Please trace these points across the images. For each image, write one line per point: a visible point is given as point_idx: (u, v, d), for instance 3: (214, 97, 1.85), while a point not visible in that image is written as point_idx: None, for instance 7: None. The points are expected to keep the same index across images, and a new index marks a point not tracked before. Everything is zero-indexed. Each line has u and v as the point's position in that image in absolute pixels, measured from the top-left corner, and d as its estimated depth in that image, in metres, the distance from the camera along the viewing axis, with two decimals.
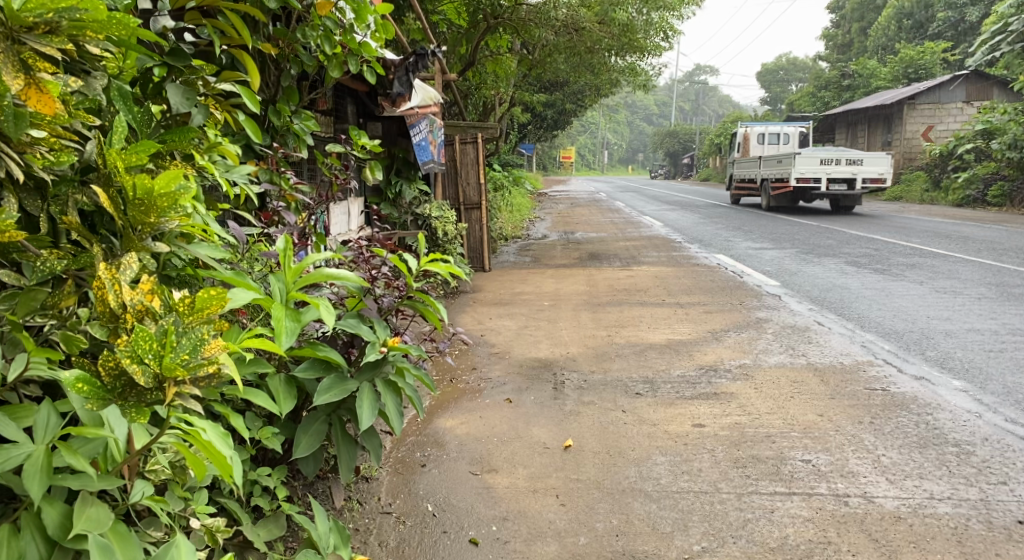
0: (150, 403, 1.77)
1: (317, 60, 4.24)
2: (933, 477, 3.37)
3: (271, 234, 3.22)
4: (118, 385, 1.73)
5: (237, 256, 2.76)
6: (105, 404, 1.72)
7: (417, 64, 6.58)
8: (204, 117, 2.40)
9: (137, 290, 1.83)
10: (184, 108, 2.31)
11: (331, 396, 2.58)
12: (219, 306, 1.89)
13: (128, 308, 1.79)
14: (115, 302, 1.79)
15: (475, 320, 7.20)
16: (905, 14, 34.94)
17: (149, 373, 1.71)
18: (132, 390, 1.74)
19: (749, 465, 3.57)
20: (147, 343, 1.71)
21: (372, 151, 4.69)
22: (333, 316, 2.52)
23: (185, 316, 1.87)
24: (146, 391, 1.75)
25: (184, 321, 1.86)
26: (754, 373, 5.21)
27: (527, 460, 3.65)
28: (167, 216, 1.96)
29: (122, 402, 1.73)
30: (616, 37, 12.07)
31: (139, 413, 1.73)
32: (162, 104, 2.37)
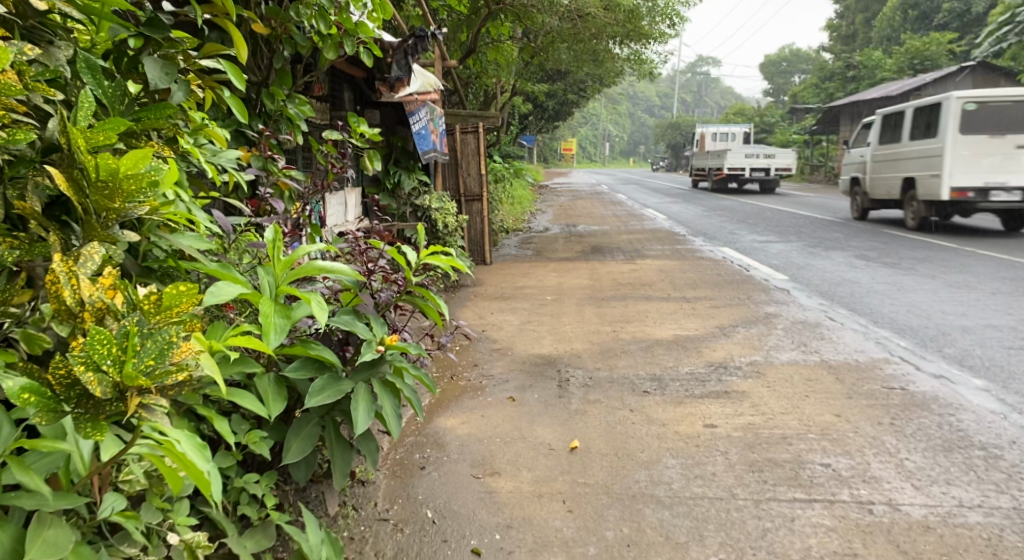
0: (109, 416, 1.64)
1: (311, 42, 4.06)
2: (960, 483, 3.21)
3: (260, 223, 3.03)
4: (72, 395, 1.61)
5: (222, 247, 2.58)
6: (56, 415, 1.59)
7: (417, 47, 6.16)
8: (184, 95, 2.31)
9: (98, 286, 1.73)
10: (162, 84, 2.15)
11: (324, 398, 2.41)
12: (191, 302, 1.75)
13: (87, 306, 1.70)
14: (73, 299, 1.69)
15: (476, 314, 7.02)
16: (911, 5, 34.64)
17: (107, 382, 1.60)
18: (89, 401, 1.62)
19: (765, 469, 3.40)
20: (104, 347, 1.58)
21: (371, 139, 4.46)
22: (326, 313, 2.34)
23: (151, 316, 1.72)
24: (104, 403, 1.63)
25: (149, 322, 1.71)
26: (766, 371, 5.03)
27: (531, 462, 3.47)
28: (134, 200, 1.83)
29: (76, 414, 1.61)
30: (621, 24, 11.85)
31: (96, 428, 1.60)
32: (139, 80, 2.21)
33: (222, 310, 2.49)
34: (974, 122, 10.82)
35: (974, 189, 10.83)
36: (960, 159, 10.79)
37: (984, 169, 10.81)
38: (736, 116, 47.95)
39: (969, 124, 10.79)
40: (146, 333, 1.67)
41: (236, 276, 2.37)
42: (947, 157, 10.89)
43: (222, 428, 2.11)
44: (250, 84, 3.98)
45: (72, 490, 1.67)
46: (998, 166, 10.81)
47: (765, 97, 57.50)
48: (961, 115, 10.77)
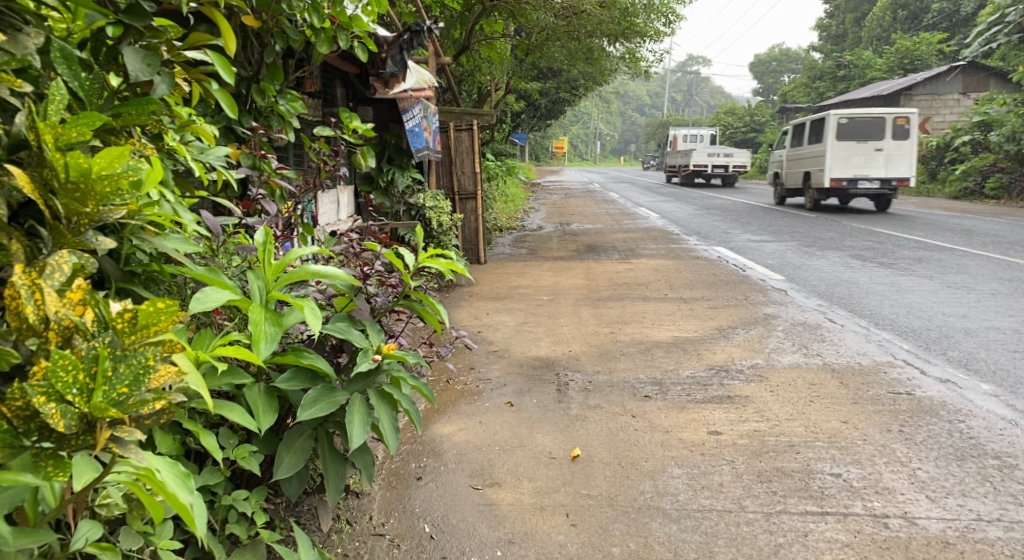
0: (76, 450, 1.60)
1: (303, 35, 3.93)
2: (976, 495, 3.11)
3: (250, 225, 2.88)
4: (32, 427, 1.57)
5: (210, 250, 2.44)
6: (15, 449, 1.55)
7: (412, 42, 5.98)
8: (167, 87, 2.12)
9: (65, 301, 1.65)
10: (145, 77, 2.02)
11: (317, 411, 2.27)
12: (168, 320, 1.73)
13: (53, 324, 1.63)
14: (36, 316, 1.62)
15: (472, 315, 6.90)
16: (901, 5, 34.71)
17: (72, 414, 1.55)
18: (52, 434, 1.58)
19: (774, 479, 3.28)
20: (68, 374, 1.54)
21: (365, 136, 4.32)
22: (319, 321, 2.21)
23: (124, 335, 1.69)
24: (70, 437, 1.58)
25: (123, 341, 1.69)
26: (767, 375, 4.92)
27: (532, 472, 3.35)
28: (109, 202, 1.76)
29: (37, 450, 1.57)
30: (616, 21, 11.73)
31: (59, 469, 1.57)
32: (118, 71, 2.10)
33: (211, 315, 2.36)
34: (845, 132, 14.94)
35: (846, 180, 15.05)
36: (837, 157, 14.86)
37: (854, 165, 14.94)
38: (727, 115, 47.95)
39: (843, 134, 14.94)
40: (120, 357, 1.63)
41: (224, 281, 2.23)
42: (829, 157, 14.98)
43: (208, 444, 1.98)
44: (240, 79, 3.83)
45: (39, 523, 1.57)
46: (862, 164, 14.98)
47: (755, 96, 57.56)
48: (837, 127, 14.89)
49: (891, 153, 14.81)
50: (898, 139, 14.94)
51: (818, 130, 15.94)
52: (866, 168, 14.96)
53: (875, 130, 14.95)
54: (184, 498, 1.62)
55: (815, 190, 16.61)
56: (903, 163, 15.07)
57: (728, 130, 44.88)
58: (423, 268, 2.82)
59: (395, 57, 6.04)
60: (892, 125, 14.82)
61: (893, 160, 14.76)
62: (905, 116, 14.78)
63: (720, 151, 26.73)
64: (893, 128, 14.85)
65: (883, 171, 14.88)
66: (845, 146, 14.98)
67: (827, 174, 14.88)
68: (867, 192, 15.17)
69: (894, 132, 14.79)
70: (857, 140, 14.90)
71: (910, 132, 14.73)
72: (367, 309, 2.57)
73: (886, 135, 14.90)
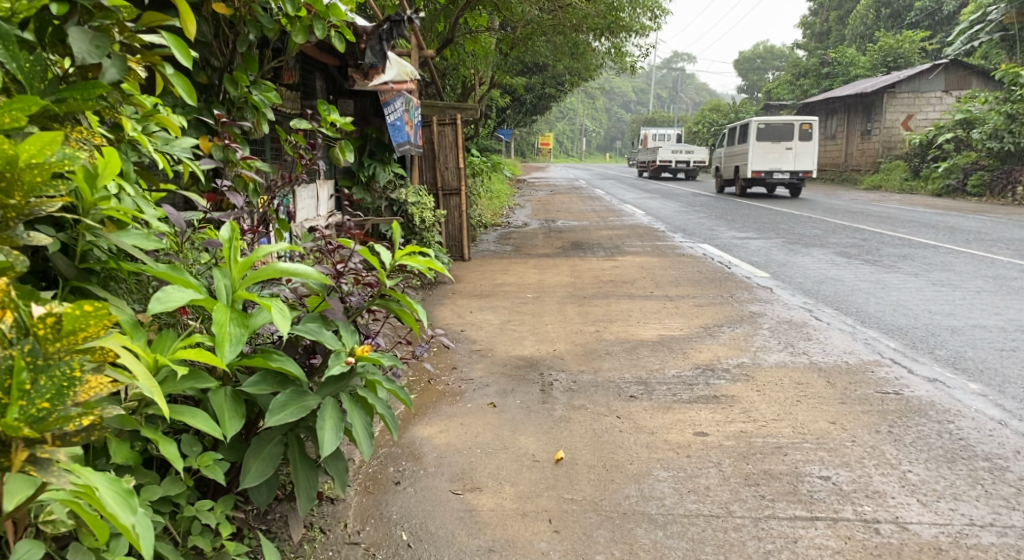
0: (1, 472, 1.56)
1: (279, 24, 3.77)
2: (968, 499, 3.04)
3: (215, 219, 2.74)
4: None
5: (173, 246, 2.32)
6: None
7: (390, 31, 5.78)
8: (119, 71, 2.06)
9: None
10: (92, 58, 1.96)
11: (285, 417, 2.16)
12: (97, 325, 1.67)
13: None
14: None
15: (455, 313, 6.79)
16: (884, 3, 34.89)
17: None
18: None
19: (762, 483, 3.20)
20: None
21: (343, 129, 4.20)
22: (289, 322, 2.10)
23: (47, 341, 1.65)
24: None
25: (45, 348, 1.65)
26: (754, 374, 4.84)
27: (514, 476, 3.25)
28: (39, 192, 1.76)
29: None
30: (601, 15, 11.64)
31: None
32: (63, 53, 2.05)
33: (176, 315, 2.25)
34: (761, 136, 18.87)
35: (764, 172, 18.92)
36: (755, 155, 18.86)
37: (769, 161, 18.89)
38: (712, 112, 48.02)
39: (759, 137, 18.90)
40: (42, 367, 1.59)
41: (187, 280, 2.11)
42: (749, 155, 18.98)
43: (168, 452, 1.88)
44: (211, 70, 3.75)
45: None
46: (776, 160, 19.04)
47: (740, 93, 57.69)
48: (756, 131, 18.72)
49: (800, 150, 18.57)
50: (806, 140, 18.65)
51: (736, 138, 20.47)
52: (779, 163, 18.93)
53: (787, 133, 18.71)
54: (124, 519, 1.59)
55: (749, 179, 19.66)
56: (807, 160, 19.00)
57: (713, 127, 44.93)
58: (400, 266, 2.71)
59: (374, 48, 5.84)
60: (798, 129, 18.64)
61: (802, 155, 18.54)
62: (809, 122, 18.49)
63: (682, 149, 30.40)
64: (800, 132, 18.58)
65: (791, 164, 18.83)
66: (761, 146, 18.99)
67: (747, 168, 18.86)
68: (781, 182, 19.01)
69: (802, 134, 18.51)
70: (771, 140, 18.81)
71: (812, 134, 18.47)
72: (341, 308, 2.47)
73: (795, 137, 18.66)
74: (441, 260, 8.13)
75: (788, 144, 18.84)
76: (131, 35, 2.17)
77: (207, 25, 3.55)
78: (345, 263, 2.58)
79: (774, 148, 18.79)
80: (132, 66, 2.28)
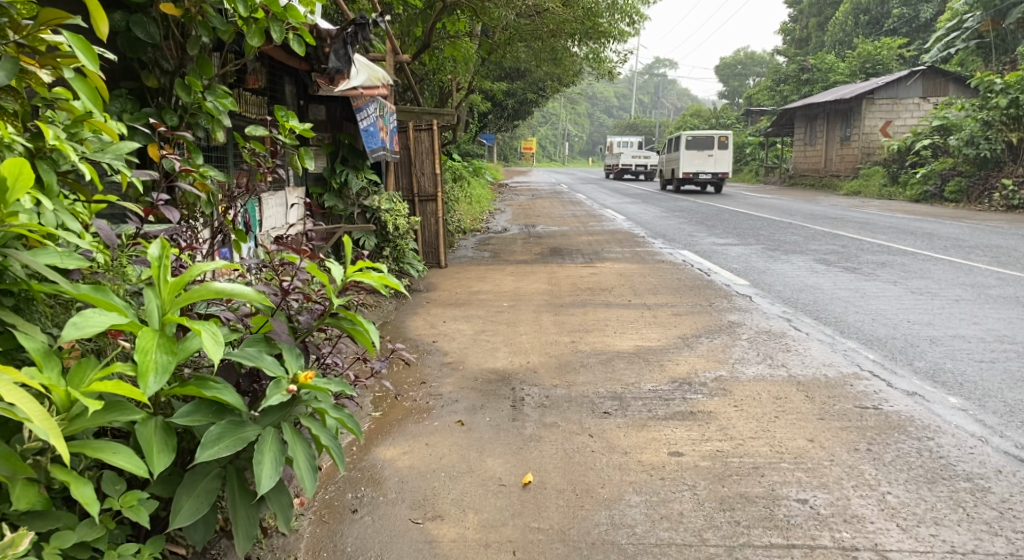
0: None
1: (235, 27, 3.66)
2: (949, 523, 2.93)
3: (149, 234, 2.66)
4: None
5: (98, 265, 2.26)
6: None
7: (356, 35, 5.54)
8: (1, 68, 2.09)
9: None
10: None
11: (220, 450, 2.02)
12: None
13: None
14: None
15: (428, 323, 6.63)
16: (862, 10, 35.17)
17: None
18: None
19: (737, 507, 3.07)
20: None
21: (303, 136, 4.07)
22: (220, 349, 1.97)
23: None
24: None
25: None
26: (732, 388, 4.72)
27: (478, 503, 3.11)
28: None
29: None
30: (579, 20, 11.55)
31: None
32: None
33: (107, 339, 2.17)
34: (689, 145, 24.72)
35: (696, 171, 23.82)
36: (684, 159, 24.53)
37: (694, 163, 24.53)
38: (694, 118, 48.22)
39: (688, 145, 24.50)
40: None
41: (112, 304, 1.99)
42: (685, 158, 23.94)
43: (81, 495, 1.81)
44: (162, 72, 3.65)
45: None
46: (702, 165, 24.41)
47: (721, 99, 57.98)
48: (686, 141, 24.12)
49: (717, 157, 24.21)
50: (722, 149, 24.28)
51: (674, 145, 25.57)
52: (703, 167, 24.43)
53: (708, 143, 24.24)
54: None
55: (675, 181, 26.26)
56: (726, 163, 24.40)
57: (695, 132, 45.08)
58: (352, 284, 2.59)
59: (339, 52, 5.58)
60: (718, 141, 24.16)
61: (720, 161, 24.05)
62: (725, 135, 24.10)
63: (644, 155, 36.40)
64: (719, 142, 24.10)
65: (713, 167, 24.21)
66: (690, 153, 24.56)
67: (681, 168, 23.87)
68: (707, 180, 24.21)
69: (719, 144, 24.09)
70: (697, 149, 24.49)
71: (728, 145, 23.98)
72: (286, 328, 2.35)
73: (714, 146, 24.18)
74: (416, 268, 7.95)
75: (709, 152, 24.35)
76: (29, 34, 2.24)
77: (154, 26, 3.48)
78: (292, 280, 2.47)
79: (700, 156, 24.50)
80: (39, 71, 2.32)
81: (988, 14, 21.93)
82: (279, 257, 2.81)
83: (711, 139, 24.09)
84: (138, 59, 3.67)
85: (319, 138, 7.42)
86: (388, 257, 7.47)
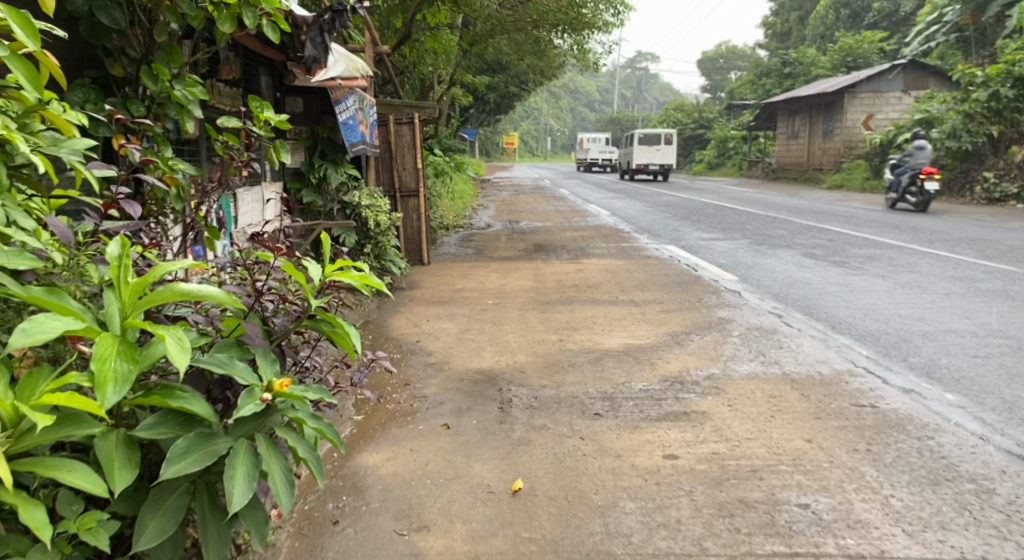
0: None
1: (205, 14, 3.51)
2: (957, 527, 2.82)
3: (107, 231, 2.50)
4: None
5: (47, 266, 2.12)
6: None
7: (333, 22, 5.34)
8: None
9: None
10: None
11: (189, 465, 1.87)
12: None
13: None
14: None
15: (412, 322, 6.47)
16: (843, 4, 35.31)
17: None
18: None
19: (736, 513, 2.95)
20: None
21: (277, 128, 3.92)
22: (185, 356, 1.82)
23: None
24: None
25: None
26: (725, 386, 4.60)
27: (467, 511, 2.97)
28: None
29: None
30: (563, 11, 11.39)
31: None
32: None
33: (64, 344, 2.03)
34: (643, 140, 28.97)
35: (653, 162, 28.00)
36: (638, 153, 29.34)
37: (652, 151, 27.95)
38: (676, 112, 48.31)
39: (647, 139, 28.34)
40: None
41: (67, 308, 1.84)
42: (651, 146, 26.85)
43: (31, 520, 1.68)
44: (128, 60, 3.51)
45: None
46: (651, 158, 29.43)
47: (703, 93, 58.11)
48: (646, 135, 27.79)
49: (664, 150, 29.16)
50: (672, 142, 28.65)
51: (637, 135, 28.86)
52: (653, 159, 29.41)
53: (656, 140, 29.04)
54: None
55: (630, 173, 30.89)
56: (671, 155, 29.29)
57: (678, 127, 45.11)
58: (330, 285, 2.45)
59: (316, 39, 5.32)
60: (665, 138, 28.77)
61: (666, 154, 29.09)
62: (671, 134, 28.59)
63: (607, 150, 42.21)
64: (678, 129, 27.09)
65: (662, 159, 29.16)
66: (641, 148, 29.29)
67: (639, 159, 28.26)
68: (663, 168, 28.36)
69: (667, 139, 28.60)
70: (646, 145, 29.37)
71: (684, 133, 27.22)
72: (260, 331, 2.21)
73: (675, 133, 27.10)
74: (399, 266, 7.79)
75: (657, 147, 29.21)
76: None
77: (119, 10, 3.29)
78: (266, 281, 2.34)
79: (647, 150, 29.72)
80: None
81: (968, 7, 22.03)
82: (250, 258, 2.67)
83: (660, 135, 28.55)
84: (103, 46, 3.51)
85: (297, 131, 7.22)
86: (370, 254, 7.40)
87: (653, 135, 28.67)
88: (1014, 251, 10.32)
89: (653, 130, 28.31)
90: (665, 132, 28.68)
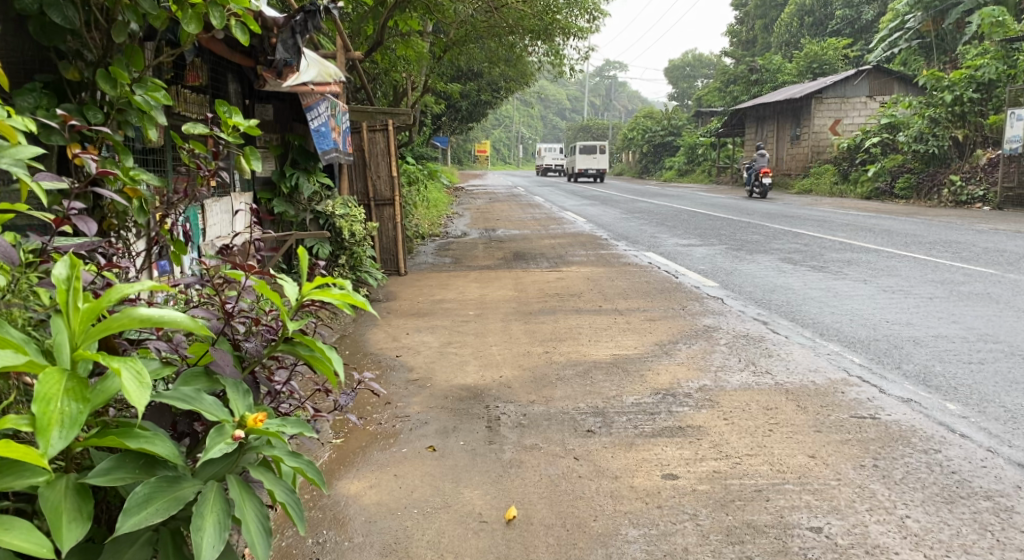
0: None
1: (166, 13, 3.28)
2: (979, 551, 2.67)
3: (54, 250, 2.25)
4: None
5: None
6: None
7: (305, 23, 5.05)
8: None
9: None
10: None
11: (150, 517, 1.64)
12: None
13: None
14: None
15: (389, 335, 6.24)
16: (806, 12, 35.81)
17: None
18: None
19: (746, 539, 2.77)
20: None
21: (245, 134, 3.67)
22: (143, 394, 1.59)
23: None
24: None
25: None
26: (719, 399, 4.44)
27: (459, 544, 2.76)
28: None
29: None
30: (536, 16, 11.25)
31: None
32: None
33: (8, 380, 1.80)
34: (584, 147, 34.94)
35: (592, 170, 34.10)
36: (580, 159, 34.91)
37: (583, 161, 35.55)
38: (646, 119, 48.51)
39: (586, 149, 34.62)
40: None
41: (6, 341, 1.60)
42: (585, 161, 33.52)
43: None
44: (84, 64, 3.26)
45: None
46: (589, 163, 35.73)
47: (671, 101, 58.66)
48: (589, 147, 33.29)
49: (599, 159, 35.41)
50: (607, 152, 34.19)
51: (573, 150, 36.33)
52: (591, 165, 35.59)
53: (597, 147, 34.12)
54: None
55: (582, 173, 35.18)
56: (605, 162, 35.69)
57: (647, 134, 45.47)
58: (309, 303, 2.24)
59: (287, 42, 5.09)
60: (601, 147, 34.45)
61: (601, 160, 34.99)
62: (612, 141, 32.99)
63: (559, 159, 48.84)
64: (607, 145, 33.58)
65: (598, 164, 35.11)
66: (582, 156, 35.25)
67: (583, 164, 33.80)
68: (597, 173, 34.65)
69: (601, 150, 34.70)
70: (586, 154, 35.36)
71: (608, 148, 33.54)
72: (230, 359, 2.00)
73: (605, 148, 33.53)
74: (375, 277, 7.55)
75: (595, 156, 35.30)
76: None
77: (72, 8, 3.04)
78: (236, 301, 2.13)
79: (589, 158, 35.54)
80: None
81: (930, 14, 22.38)
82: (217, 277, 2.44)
83: (595, 146, 34.27)
84: (56, 48, 3.26)
85: (266, 139, 6.94)
86: (344, 265, 7.11)
87: (592, 144, 33.87)
88: (989, 253, 10.33)
89: (591, 141, 33.91)
90: (600, 144, 34.71)
